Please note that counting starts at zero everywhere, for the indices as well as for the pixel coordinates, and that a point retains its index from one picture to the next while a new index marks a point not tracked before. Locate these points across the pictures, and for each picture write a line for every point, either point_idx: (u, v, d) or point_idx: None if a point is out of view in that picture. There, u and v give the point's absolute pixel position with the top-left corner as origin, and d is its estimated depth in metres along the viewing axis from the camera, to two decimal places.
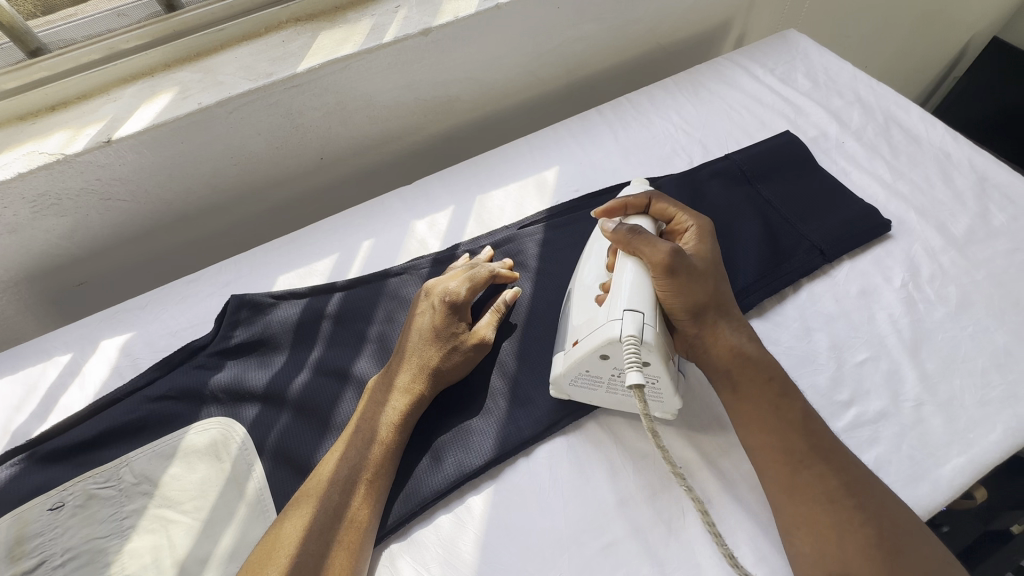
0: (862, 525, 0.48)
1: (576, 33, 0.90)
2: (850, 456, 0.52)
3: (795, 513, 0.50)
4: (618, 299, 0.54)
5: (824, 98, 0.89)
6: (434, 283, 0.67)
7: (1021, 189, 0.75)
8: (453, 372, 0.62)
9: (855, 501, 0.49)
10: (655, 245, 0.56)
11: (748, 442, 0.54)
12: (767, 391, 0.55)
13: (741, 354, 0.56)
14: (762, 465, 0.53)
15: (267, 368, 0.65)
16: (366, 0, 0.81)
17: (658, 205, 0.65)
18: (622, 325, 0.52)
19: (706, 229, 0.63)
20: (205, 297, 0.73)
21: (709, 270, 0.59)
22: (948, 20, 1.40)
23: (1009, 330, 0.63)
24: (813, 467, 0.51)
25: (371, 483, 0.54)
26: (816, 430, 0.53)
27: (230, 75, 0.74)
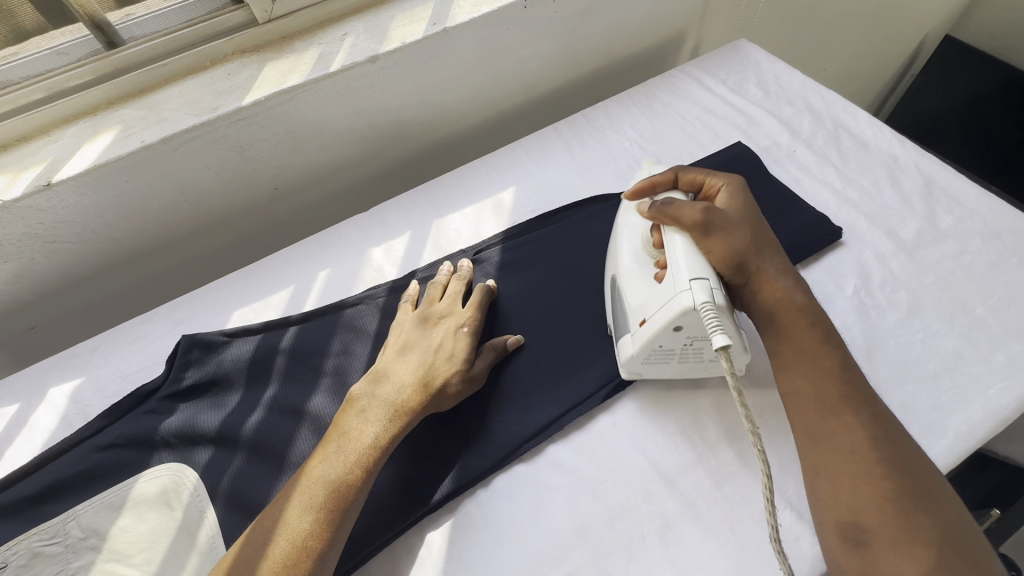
0: (880, 477, 0.47)
1: (529, 52, 0.90)
2: (885, 412, 0.51)
3: (817, 457, 0.50)
4: (680, 272, 0.53)
5: (775, 107, 0.90)
6: (442, 313, 0.66)
7: (967, 191, 0.76)
8: (452, 400, 0.60)
9: (880, 455, 0.48)
10: (689, 208, 0.57)
11: (782, 386, 0.54)
12: (808, 338, 0.54)
13: (789, 301, 0.56)
14: (792, 408, 0.53)
15: (220, 409, 0.64)
16: (313, 30, 0.81)
17: (686, 176, 0.64)
18: (692, 294, 0.51)
19: (738, 185, 0.62)
20: (158, 337, 0.72)
21: (750, 225, 0.59)
22: (900, 21, 1.44)
23: (959, 332, 0.64)
24: (842, 416, 0.50)
25: (341, 507, 0.51)
26: (852, 382, 0.52)
27: (174, 111, 0.73)
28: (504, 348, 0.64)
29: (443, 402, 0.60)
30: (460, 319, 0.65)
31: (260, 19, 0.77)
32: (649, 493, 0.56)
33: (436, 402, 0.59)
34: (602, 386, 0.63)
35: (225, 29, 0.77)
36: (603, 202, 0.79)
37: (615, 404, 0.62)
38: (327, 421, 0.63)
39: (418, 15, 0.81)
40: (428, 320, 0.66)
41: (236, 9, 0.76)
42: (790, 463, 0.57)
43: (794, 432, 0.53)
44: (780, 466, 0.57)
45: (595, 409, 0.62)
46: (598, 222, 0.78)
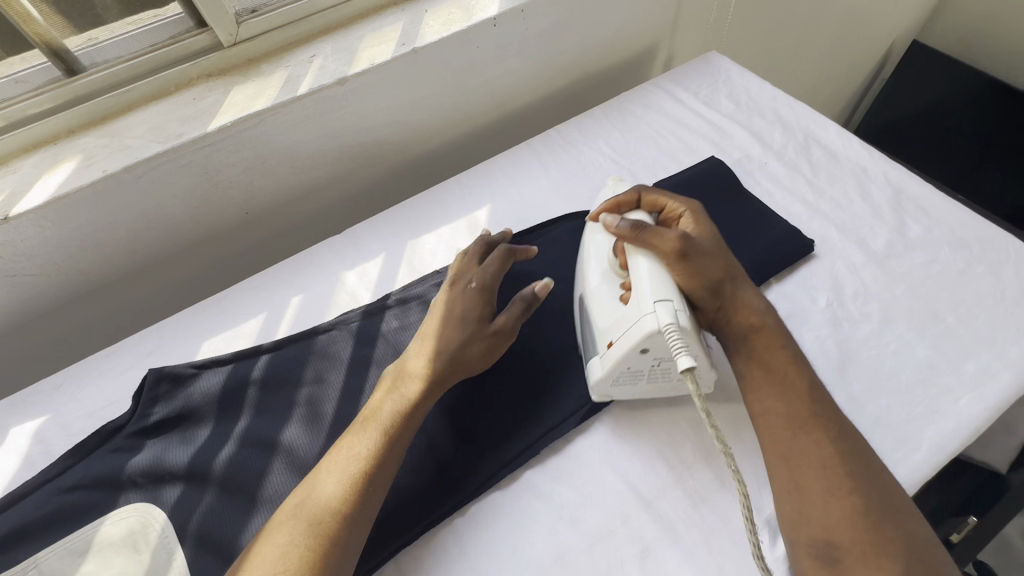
0: (851, 493, 0.47)
1: (501, 69, 0.90)
2: (852, 430, 0.52)
3: (789, 475, 0.50)
4: (644, 294, 0.54)
5: (746, 119, 0.91)
6: (455, 275, 0.66)
7: (935, 200, 0.78)
8: (477, 361, 0.61)
9: (849, 470, 0.48)
10: (663, 233, 0.57)
11: (752, 407, 0.55)
12: (779, 357, 0.56)
13: (761, 324, 0.58)
14: (763, 428, 0.53)
15: (190, 444, 0.62)
16: (281, 52, 0.80)
17: (648, 197, 0.65)
18: (656, 317, 0.52)
19: (699, 211, 0.64)
20: (124, 371, 0.70)
21: (719, 248, 0.60)
22: (868, 27, 1.46)
23: (930, 343, 0.65)
24: (812, 434, 0.51)
25: (364, 475, 0.52)
26: (821, 401, 0.53)
27: (137, 139, 0.71)
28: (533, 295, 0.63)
29: (467, 372, 0.61)
30: (471, 279, 0.65)
31: (225, 43, 0.76)
32: (628, 518, 0.55)
33: (458, 374, 0.60)
34: (578, 410, 0.62)
35: (190, 53, 0.76)
36: (579, 218, 0.79)
37: (592, 427, 0.62)
38: (300, 453, 0.61)
39: (387, 36, 0.80)
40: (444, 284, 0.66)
41: (201, 34, 0.75)
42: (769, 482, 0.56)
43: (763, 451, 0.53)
44: (758, 486, 0.56)
45: (572, 433, 0.61)
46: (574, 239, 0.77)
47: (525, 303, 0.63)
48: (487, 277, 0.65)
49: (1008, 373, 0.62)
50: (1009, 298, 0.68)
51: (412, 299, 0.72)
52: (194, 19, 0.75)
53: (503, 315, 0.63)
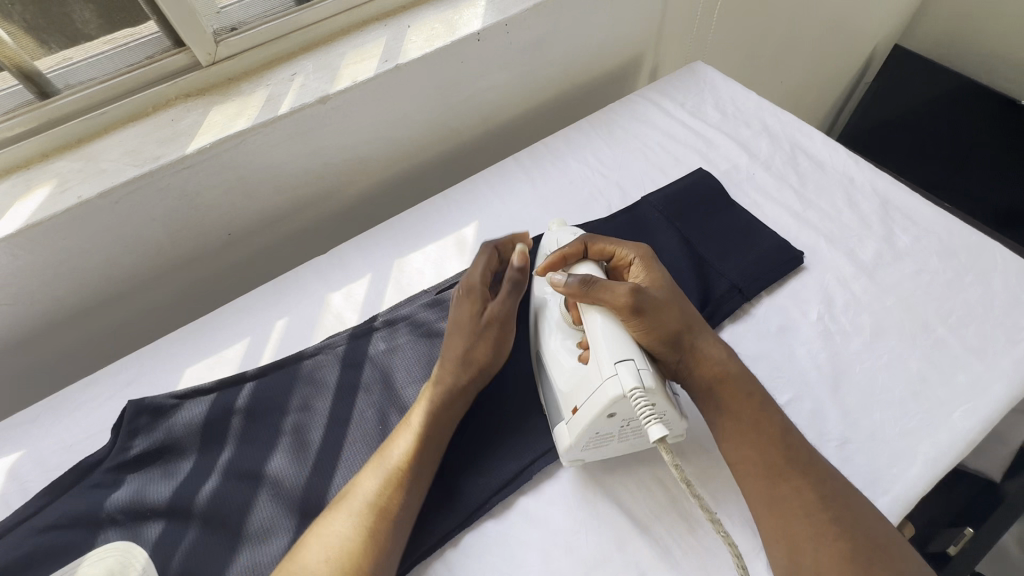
0: (837, 537, 0.48)
1: (486, 83, 0.89)
2: (828, 470, 0.52)
3: (775, 523, 0.50)
4: (603, 358, 0.53)
5: (733, 130, 0.90)
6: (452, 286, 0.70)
7: (921, 209, 0.78)
8: (481, 352, 0.62)
9: (832, 514, 0.49)
10: (614, 290, 0.56)
11: (728, 456, 0.54)
12: (748, 405, 0.55)
13: (725, 372, 0.57)
14: (743, 477, 0.53)
15: (172, 478, 0.60)
16: (262, 70, 0.79)
17: (595, 247, 0.64)
18: (620, 380, 0.51)
19: (649, 256, 0.63)
20: (103, 402, 0.68)
21: (672, 296, 0.60)
22: (850, 33, 1.48)
23: (922, 354, 0.64)
24: (791, 480, 0.51)
25: (403, 473, 0.54)
26: (795, 444, 0.53)
27: (113, 162, 0.69)
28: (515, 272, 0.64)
29: (479, 367, 0.62)
30: (461, 283, 0.68)
31: (203, 62, 0.74)
32: (623, 543, 0.54)
33: (479, 375, 0.62)
34: None
35: (167, 73, 0.74)
36: None
37: None
38: (287, 484, 0.59)
39: (369, 52, 0.79)
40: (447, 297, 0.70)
41: (178, 53, 0.73)
42: None
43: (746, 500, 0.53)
44: None
45: None
46: None
47: (511, 284, 0.65)
48: (474, 277, 0.66)
49: (999, 383, 0.62)
50: (998, 307, 0.68)
51: (400, 320, 0.71)
52: (171, 38, 0.73)
53: (492, 302, 0.65)
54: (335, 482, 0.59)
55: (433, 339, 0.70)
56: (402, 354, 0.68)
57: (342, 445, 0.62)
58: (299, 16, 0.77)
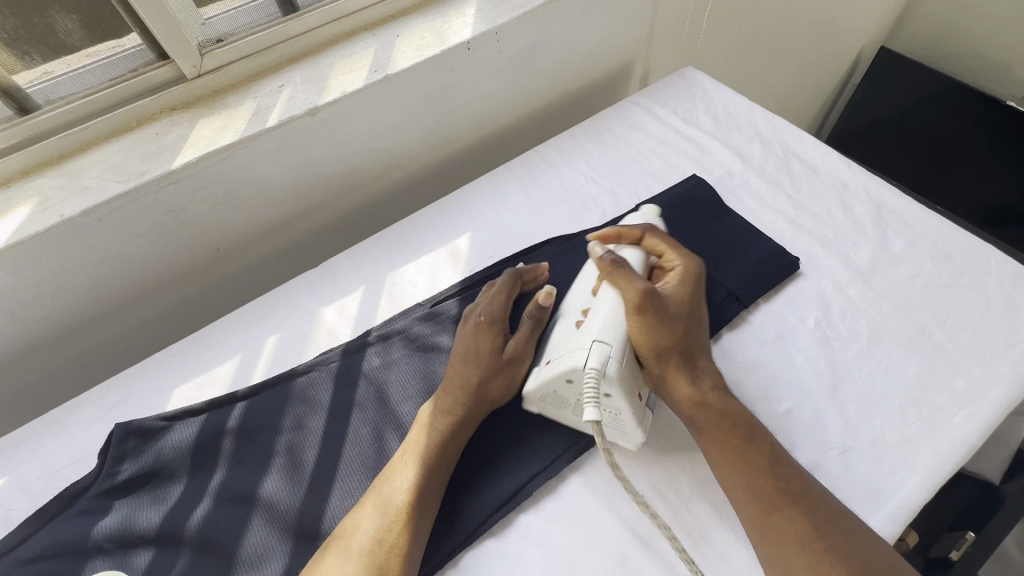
0: (833, 565, 0.48)
1: (478, 92, 0.88)
2: (820, 496, 0.52)
3: (771, 552, 0.50)
4: (590, 328, 0.56)
5: (725, 135, 0.90)
6: (467, 309, 0.68)
7: (915, 213, 0.78)
8: (501, 392, 0.61)
9: (826, 542, 0.49)
10: (631, 281, 0.58)
11: (719, 482, 0.54)
12: (733, 434, 0.54)
13: (707, 403, 0.56)
14: (734, 505, 0.52)
15: (162, 504, 0.58)
16: (249, 82, 0.78)
17: (650, 240, 0.65)
18: (589, 355, 0.54)
19: (692, 272, 0.62)
20: (90, 425, 0.66)
21: (686, 314, 0.59)
22: (837, 36, 1.49)
23: (920, 360, 0.64)
24: (782, 511, 0.50)
25: (411, 508, 0.53)
26: (783, 473, 0.52)
27: (97, 178, 0.67)
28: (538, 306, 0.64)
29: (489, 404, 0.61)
30: (479, 310, 0.66)
31: (188, 75, 0.73)
32: (626, 559, 0.53)
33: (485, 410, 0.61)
34: (570, 445, 0.60)
35: (152, 86, 0.73)
36: (562, 243, 0.78)
37: (585, 463, 0.60)
38: (281, 507, 0.58)
39: (359, 62, 0.78)
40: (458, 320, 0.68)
41: (162, 66, 0.72)
42: None
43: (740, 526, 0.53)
44: None
45: (565, 470, 0.59)
46: (559, 263, 0.75)
47: (532, 320, 0.64)
48: (496, 311, 0.66)
49: (998, 387, 0.62)
50: (993, 310, 0.68)
51: (394, 334, 0.70)
52: (154, 50, 0.72)
53: (513, 339, 0.63)
54: (331, 504, 0.58)
55: (428, 354, 0.68)
56: (397, 369, 0.67)
57: (336, 465, 0.61)
58: (286, 27, 0.76)
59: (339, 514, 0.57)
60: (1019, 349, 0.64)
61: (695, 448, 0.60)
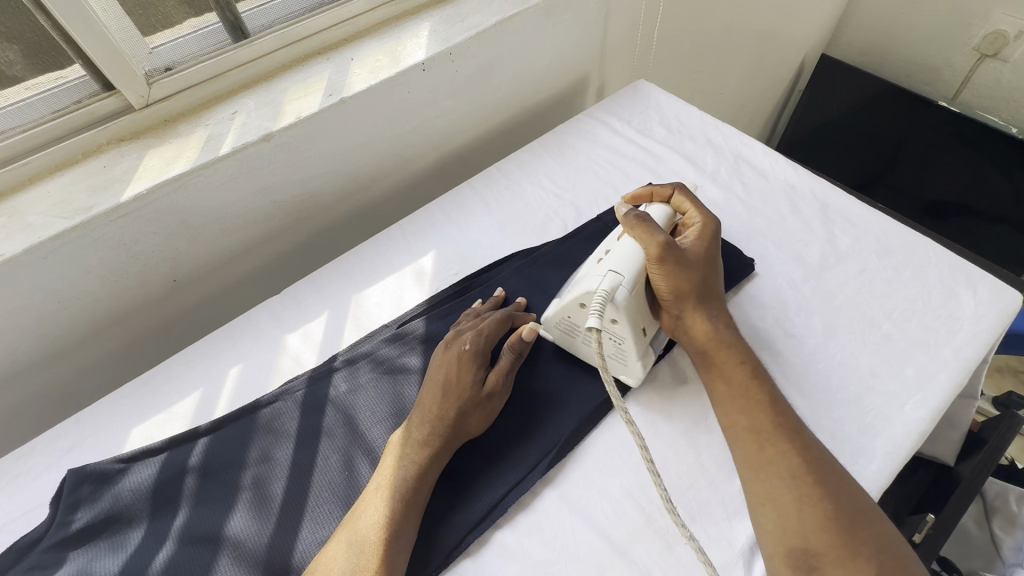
0: (821, 500, 0.50)
1: (435, 111, 0.89)
2: (813, 440, 0.55)
3: (764, 488, 0.52)
4: (609, 260, 0.62)
5: (679, 144, 0.93)
6: (451, 334, 0.66)
7: (859, 211, 0.82)
8: (479, 425, 0.61)
9: (816, 477, 0.52)
10: (652, 234, 0.63)
11: (722, 419, 0.58)
12: (738, 372, 0.59)
13: (718, 339, 0.62)
14: (734, 441, 0.56)
15: (120, 552, 0.55)
16: (200, 110, 0.76)
17: (678, 198, 0.71)
18: (601, 281, 0.60)
19: (711, 227, 0.68)
20: (40, 473, 0.62)
21: (705, 262, 0.65)
22: (782, 44, 1.56)
23: (871, 351, 0.67)
24: (778, 444, 0.54)
25: (382, 544, 0.52)
26: (782, 413, 0.56)
27: (40, 215, 0.65)
28: (520, 341, 0.65)
29: (464, 437, 0.60)
30: (465, 338, 0.64)
31: (136, 105, 0.72)
32: (603, 569, 0.54)
33: (459, 439, 0.60)
34: (542, 459, 0.60)
35: (97, 117, 0.71)
36: (526, 256, 0.78)
37: (558, 474, 0.60)
38: (250, 545, 0.56)
39: (313, 87, 0.78)
40: (440, 345, 0.66)
41: (108, 96, 0.70)
42: (737, 511, 0.56)
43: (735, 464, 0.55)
44: (727, 516, 0.56)
45: (540, 484, 0.59)
46: (524, 277, 0.76)
47: (512, 354, 0.65)
48: (481, 340, 0.64)
49: (944, 373, 0.65)
50: (935, 299, 0.71)
51: (360, 358, 0.69)
52: (99, 81, 0.70)
53: (493, 373, 0.63)
54: (302, 536, 0.56)
55: (396, 376, 0.68)
56: (365, 394, 0.66)
57: (306, 496, 0.59)
58: (237, 53, 0.76)
59: (310, 548, 0.56)
60: (960, 335, 0.68)
61: (664, 451, 0.60)
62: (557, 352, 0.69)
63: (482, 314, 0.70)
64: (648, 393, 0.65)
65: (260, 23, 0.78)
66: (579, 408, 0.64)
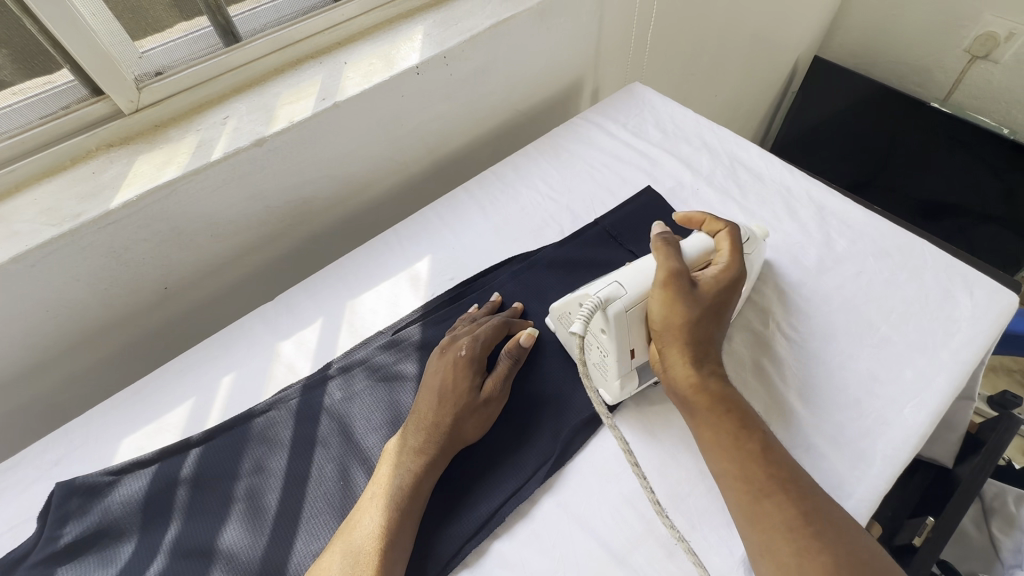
0: (821, 553, 0.47)
1: (429, 115, 0.88)
2: (811, 488, 0.52)
3: (759, 540, 0.50)
4: (619, 272, 0.61)
5: (674, 147, 0.93)
6: (448, 339, 0.66)
7: (855, 213, 0.82)
8: (476, 431, 0.60)
9: (814, 529, 0.49)
10: (666, 259, 0.61)
11: (713, 468, 0.55)
12: (726, 422, 0.56)
13: (703, 386, 0.58)
14: (726, 492, 0.53)
15: (111, 568, 0.54)
16: (191, 115, 0.75)
17: (721, 237, 0.66)
18: (602, 289, 0.59)
19: (735, 277, 0.62)
20: (28, 485, 0.61)
21: (708, 308, 0.60)
22: (776, 47, 1.56)
23: (870, 354, 0.67)
24: (772, 496, 0.51)
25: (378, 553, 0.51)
26: (774, 460, 0.53)
27: (27, 223, 0.64)
28: (519, 346, 0.64)
29: (460, 445, 0.59)
30: (462, 344, 0.64)
31: (125, 110, 0.70)
32: None
33: (455, 448, 0.59)
34: (541, 466, 0.59)
35: (86, 123, 0.70)
36: (522, 260, 0.78)
37: (557, 483, 0.59)
38: (243, 557, 0.55)
39: (306, 91, 0.77)
40: (436, 351, 0.65)
41: (97, 102, 0.69)
42: None
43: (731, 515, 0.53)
44: (728, 522, 0.55)
45: (538, 492, 0.59)
46: (521, 282, 0.75)
47: (511, 359, 0.64)
48: (478, 345, 0.63)
49: (942, 375, 0.65)
50: (932, 301, 0.71)
51: (355, 364, 0.68)
52: (88, 86, 0.69)
53: (491, 378, 0.63)
54: (297, 548, 0.55)
55: (392, 383, 0.67)
56: (360, 401, 0.65)
57: (301, 506, 0.58)
58: (229, 58, 0.75)
59: (304, 559, 0.55)
60: (958, 337, 0.68)
61: (663, 456, 0.60)
62: (555, 358, 0.68)
63: (479, 318, 0.69)
64: (648, 396, 0.65)
65: (252, 26, 0.78)
66: (577, 414, 0.63)
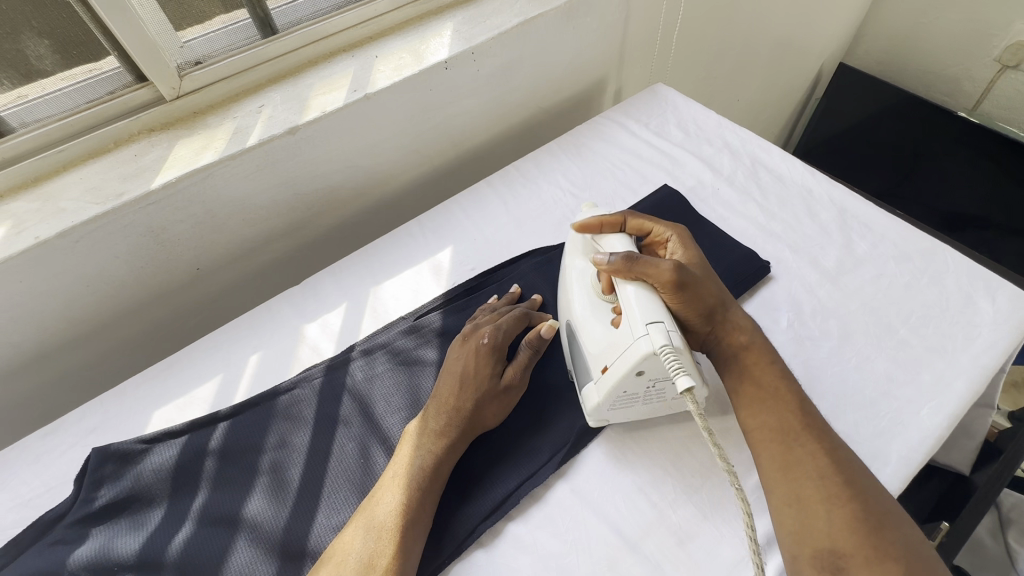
0: (851, 500, 0.49)
1: (455, 109, 0.90)
2: (840, 442, 0.54)
3: (790, 489, 0.51)
4: (636, 317, 0.55)
5: (696, 147, 0.94)
6: (469, 329, 0.67)
7: (877, 216, 0.82)
8: (496, 417, 0.62)
9: (844, 478, 0.51)
10: (659, 267, 0.58)
11: (747, 421, 0.57)
12: (768, 373, 0.59)
13: (751, 344, 0.61)
14: (759, 443, 0.55)
15: (140, 531, 0.56)
16: (228, 103, 0.78)
17: (634, 222, 0.68)
18: (651, 339, 0.53)
19: (685, 234, 0.67)
20: (66, 449, 0.64)
21: (706, 274, 0.64)
22: (801, 52, 1.56)
23: (888, 356, 0.67)
24: (806, 445, 0.53)
25: (402, 524, 0.53)
26: (809, 413, 0.56)
27: (73, 200, 0.67)
28: (539, 338, 0.64)
29: (478, 430, 0.61)
30: (484, 332, 0.65)
31: (167, 96, 0.73)
32: (614, 562, 0.54)
33: (475, 430, 0.60)
34: (555, 453, 0.61)
35: (130, 108, 0.73)
36: (542, 253, 0.79)
37: (571, 469, 0.60)
38: (265, 527, 0.57)
39: (337, 83, 0.79)
40: (458, 338, 0.66)
41: (140, 88, 0.72)
42: (748, 510, 0.56)
43: (758, 466, 0.55)
44: (740, 514, 0.56)
45: (552, 477, 0.60)
46: (541, 274, 0.77)
47: (531, 350, 0.65)
48: (498, 336, 0.64)
49: (961, 379, 0.64)
50: (952, 306, 0.71)
51: (377, 348, 0.70)
52: (133, 73, 0.72)
53: (511, 367, 0.64)
54: (318, 522, 0.57)
55: (412, 367, 0.69)
56: (380, 383, 0.67)
57: (322, 482, 0.60)
58: (266, 49, 0.77)
59: (326, 533, 0.56)
60: (978, 342, 0.67)
61: (675, 449, 0.61)
62: None
63: (499, 309, 0.71)
64: None
65: (288, 20, 0.80)
66: None
